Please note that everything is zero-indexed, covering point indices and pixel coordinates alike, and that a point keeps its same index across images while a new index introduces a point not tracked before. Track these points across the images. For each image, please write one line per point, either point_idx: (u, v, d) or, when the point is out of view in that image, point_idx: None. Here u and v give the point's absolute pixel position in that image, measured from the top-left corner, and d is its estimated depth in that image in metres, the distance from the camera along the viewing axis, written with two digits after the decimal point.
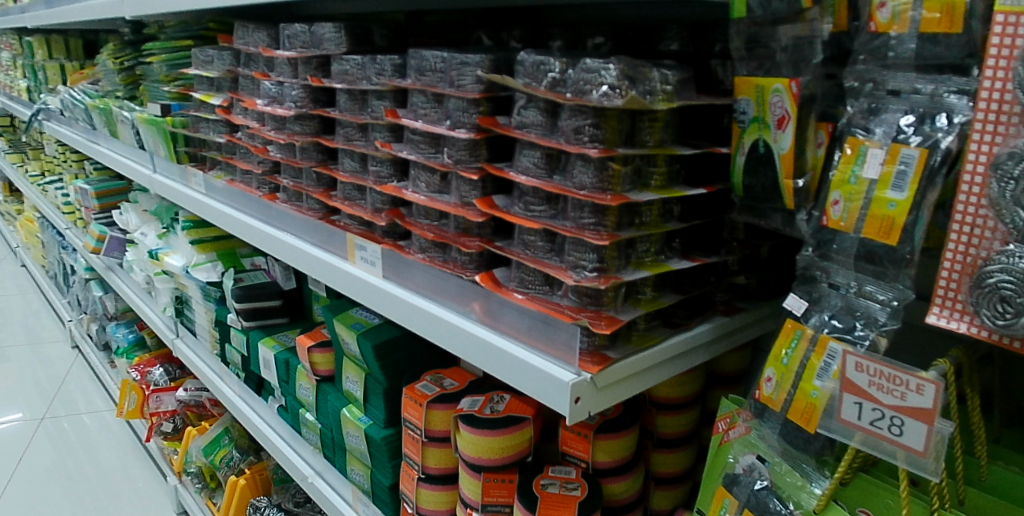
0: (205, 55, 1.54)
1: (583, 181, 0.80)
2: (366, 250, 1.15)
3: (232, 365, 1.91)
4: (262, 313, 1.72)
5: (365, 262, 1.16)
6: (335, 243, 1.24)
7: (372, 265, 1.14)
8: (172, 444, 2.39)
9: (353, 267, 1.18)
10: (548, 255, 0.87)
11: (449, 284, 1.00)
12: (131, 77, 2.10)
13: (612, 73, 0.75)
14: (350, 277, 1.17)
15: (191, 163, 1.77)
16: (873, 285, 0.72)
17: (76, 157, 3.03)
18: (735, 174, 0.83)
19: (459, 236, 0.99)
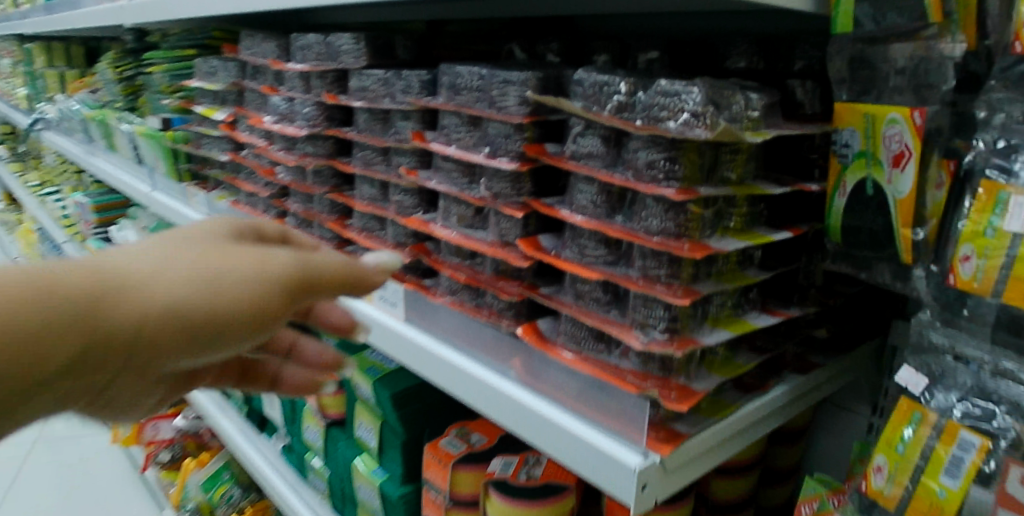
0: (209, 66, 1.42)
1: (654, 225, 0.68)
2: (387, 289, 1.04)
3: (234, 397, 1.78)
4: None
5: (386, 301, 1.05)
6: (351, 278, 1.12)
7: (394, 307, 1.03)
8: (170, 475, 2.25)
9: (372, 306, 1.08)
10: (606, 308, 0.75)
11: (486, 336, 0.90)
12: (131, 88, 1.99)
13: (695, 98, 0.62)
14: (368, 319, 1.06)
15: (192, 181, 1.65)
16: (1014, 362, 0.59)
17: (75, 169, 2.92)
18: (831, 216, 0.70)
19: (495, 279, 0.87)
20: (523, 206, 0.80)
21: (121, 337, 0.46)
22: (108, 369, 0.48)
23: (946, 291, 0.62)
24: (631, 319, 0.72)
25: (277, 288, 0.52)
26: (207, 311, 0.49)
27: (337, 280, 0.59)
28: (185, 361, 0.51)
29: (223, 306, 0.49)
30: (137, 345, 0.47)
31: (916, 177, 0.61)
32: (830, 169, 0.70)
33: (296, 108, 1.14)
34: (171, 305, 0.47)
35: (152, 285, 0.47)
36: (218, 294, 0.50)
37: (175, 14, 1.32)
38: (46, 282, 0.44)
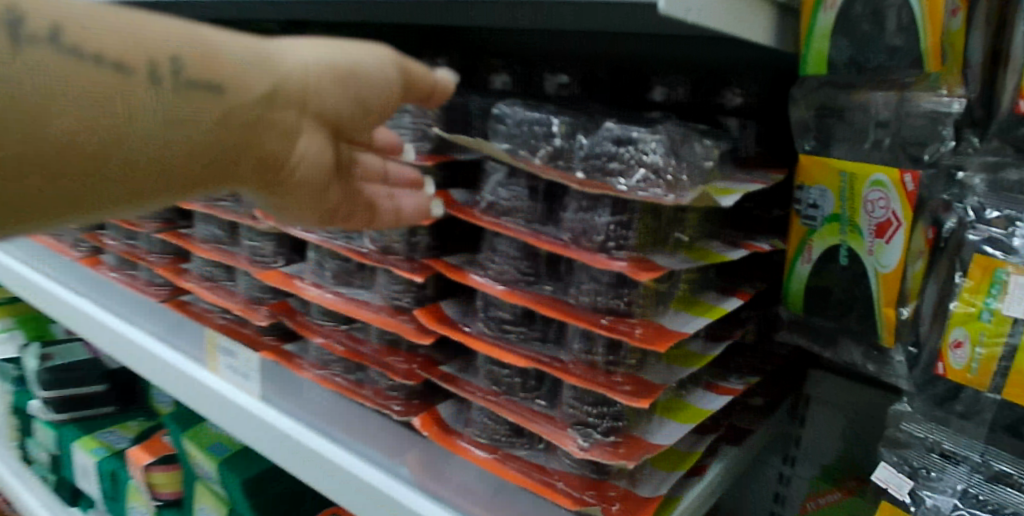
0: None
1: (597, 303, 0.54)
2: (236, 358, 0.79)
3: (37, 465, 1.43)
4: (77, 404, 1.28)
5: (233, 373, 0.80)
6: (190, 339, 0.88)
7: (245, 381, 0.79)
8: None
9: (216, 377, 0.82)
10: (533, 399, 0.60)
11: (371, 425, 0.70)
12: None
13: (657, 149, 0.49)
14: (210, 391, 0.82)
15: None
16: (1008, 462, 0.49)
17: None
18: (790, 284, 0.60)
19: (382, 353, 0.68)
20: (420, 266, 0.62)
21: (207, 146, 0.37)
22: (218, 165, 0.38)
23: (929, 380, 0.53)
24: (564, 414, 0.57)
25: (401, 69, 0.44)
26: (335, 102, 0.41)
27: (426, 93, 0.47)
28: (322, 153, 0.42)
29: (336, 107, 0.41)
30: (278, 139, 0.39)
31: (904, 250, 0.51)
32: (792, 230, 0.59)
33: None
34: (305, 99, 0.39)
35: (269, 104, 0.38)
36: (362, 103, 0.42)
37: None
38: (167, 35, 0.35)
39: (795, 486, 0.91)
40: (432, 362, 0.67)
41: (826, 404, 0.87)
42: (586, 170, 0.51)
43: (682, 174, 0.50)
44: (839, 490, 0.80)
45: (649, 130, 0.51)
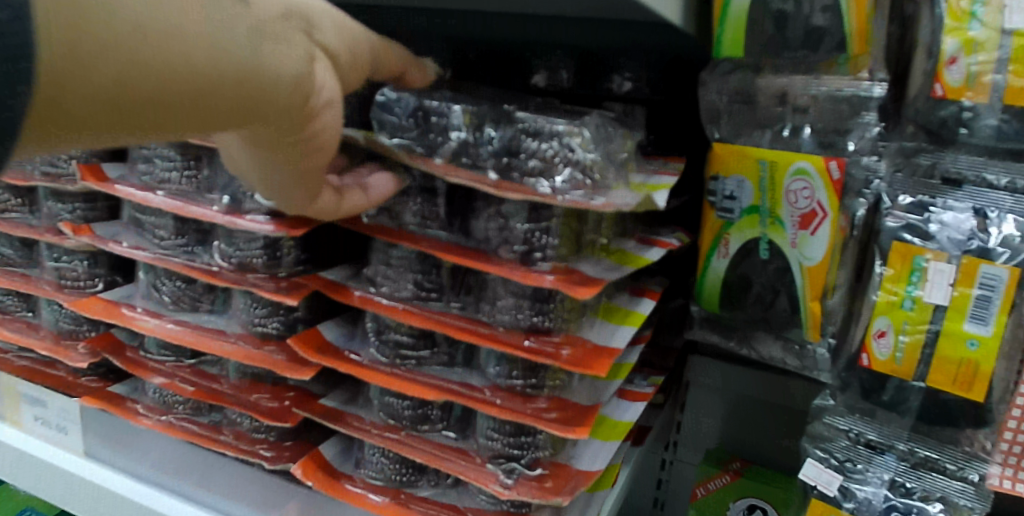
0: None
1: (515, 319, 0.45)
2: (49, 407, 0.54)
3: None
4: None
5: (43, 426, 0.54)
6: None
7: (58, 434, 0.54)
8: None
9: (13, 434, 0.55)
10: (439, 433, 0.49)
11: (212, 468, 0.51)
12: None
13: (583, 141, 0.42)
14: None
15: None
16: (931, 448, 0.51)
17: None
18: (709, 281, 0.55)
19: (242, 391, 0.51)
20: (278, 284, 0.48)
21: (253, 63, 0.32)
22: (260, 87, 0.33)
23: (851, 369, 0.52)
24: (480, 447, 0.47)
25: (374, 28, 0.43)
26: (341, 37, 0.38)
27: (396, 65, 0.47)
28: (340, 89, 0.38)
29: (344, 44, 0.38)
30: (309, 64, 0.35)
31: (830, 241, 0.49)
32: (705, 225, 0.55)
33: None
34: (324, 25, 0.37)
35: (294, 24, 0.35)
36: (357, 51, 0.40)
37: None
38: None
39: (680, 473, 0.76)
40: (311, 395, 0.51)
41: (709, 388, 0.72)
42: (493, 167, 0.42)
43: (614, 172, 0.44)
44: (728, 471, 0.67)
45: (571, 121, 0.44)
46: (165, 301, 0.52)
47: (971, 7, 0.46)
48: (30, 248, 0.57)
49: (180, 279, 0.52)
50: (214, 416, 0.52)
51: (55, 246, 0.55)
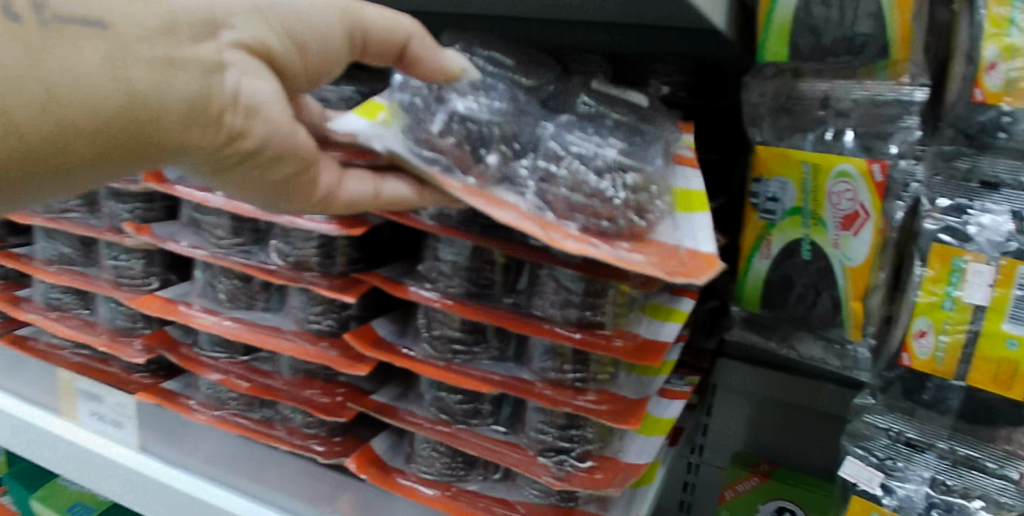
0: None
1: (567, 313, 0.46)
2: (105, 402, 0.54)
3: None
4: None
5: (98, 421, 0.55)
6: (21, 377, 0.59)
7: (116, 430, 0.54)
8: None
9: (69, 428, 0.56)
10: (489, 426, 0.49)
11: (267, 463, 0.51)
12: None
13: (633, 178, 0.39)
14: (43, 434, 0.56)
15: None
16: (973, 447, 0.51)
17: None
18: (750, 280, 0.57)
19: (294, 385, 0.51)
20: (332, 280, 0.49)
21: (136, 92, 0.31)
22: (143, 116, 0.31)
23: (893, 369, 0.53)
24: (529, 440, 0.48)
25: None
26: (273, 33, 0.34)
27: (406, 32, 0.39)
28: (277, 94, 0.35)
29: (281, 39, 0.34)
30: (215, 74, 0.33)
31: (872, 242, 0.50)
32: (747, 225, 0.56)
33: None
34: (233, 18, 0.33)
35: (189, 32, 0.32)
36: (304, 43, 0.35)
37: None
38: None
39: (706, 476, 0.73)
40: (361, 391, 0.51)
41: (737, 392, 0.70)
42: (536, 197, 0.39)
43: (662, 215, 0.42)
44: (756, 473, 0.66)
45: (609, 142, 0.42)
46: (221, 299, 0.53)
47: (1009, 13, 0.47)
48: (89, 247, 0.59)
49: (237, 276, 0.52)
50: (265, 411, 0.52)
51: (114, 245, 0.56)
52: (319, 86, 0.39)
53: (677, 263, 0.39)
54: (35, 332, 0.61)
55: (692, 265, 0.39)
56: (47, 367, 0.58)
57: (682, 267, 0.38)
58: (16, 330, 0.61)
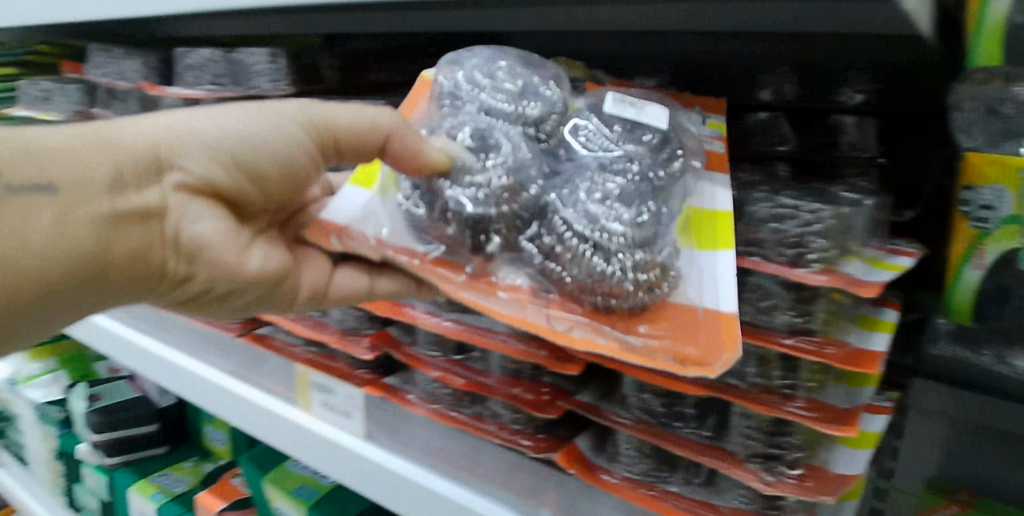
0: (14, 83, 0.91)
1: (782, 319, 0.47)
2: (336, 393, 0.60)
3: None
4: (127, 449, 0.97)
5: (329, 410, 0.61)
6: (263, 370, 0.68)
7: (345, 420, 0.60)
8: None
9: (305, 417, 0.63)
10: (694, 431, 0.50)
11: (484, 454, 0.55)
12: None
13: (635, 257, 0.41)
14: (285, 422, 0.63)
15: None
16: None
17: None
18: (958, 290, 0.57)
19: (504, 383, 0.54)
20: None
21: (92, 246, 0.45)
22: (117, 258, 0.46)
23: None
24: (736, 446, 0.49)
25: (284, 119, 0.49)
26: (209, 167, 0.48)
27: (386, 129, 0.46)
28: (215, 226, 0.49)
29: (223, 177, 0.48)
30: (158, 215, 0.47)
31: None
32: (955, 235, 0.56)
33: None
34: (177, 164, 0.47)
35: (141, 184, 0.46)
36: (241, 166, 0.49)
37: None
38: (31, 157, 0.43)
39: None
40: (563, 391, 0.54)
41: (932, 414, 0.64)
42: (545, 275, 0.44)
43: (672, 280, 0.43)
44: (955, 502, 0.63)
45: (614, 205, 0.42)
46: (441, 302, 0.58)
47: None
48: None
49: None
50: (476, 406, 0.56)
51: None
52: (275, 197, 0.52)
53: (690, 343, 0.42)
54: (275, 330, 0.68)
55: (707, 346, 0.41)
56: (285, 362, 0.65)
57: (693, 353, 0.41)
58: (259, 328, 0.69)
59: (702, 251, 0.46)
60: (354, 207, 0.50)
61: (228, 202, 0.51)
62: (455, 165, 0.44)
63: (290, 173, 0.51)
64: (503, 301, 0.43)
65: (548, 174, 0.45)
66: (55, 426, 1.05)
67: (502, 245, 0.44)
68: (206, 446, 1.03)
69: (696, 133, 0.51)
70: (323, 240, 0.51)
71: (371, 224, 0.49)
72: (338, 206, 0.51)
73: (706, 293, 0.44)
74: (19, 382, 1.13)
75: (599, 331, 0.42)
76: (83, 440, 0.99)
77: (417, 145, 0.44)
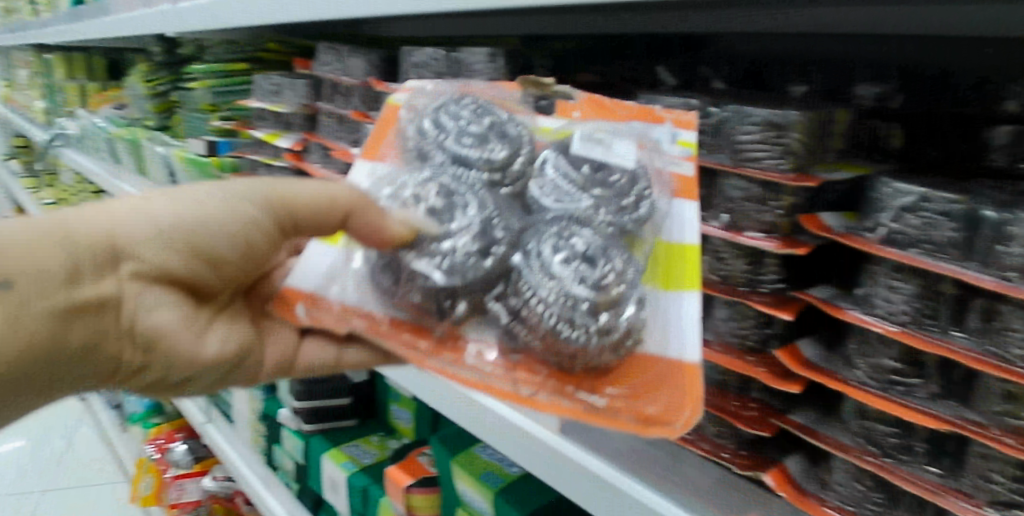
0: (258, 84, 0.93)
1: None
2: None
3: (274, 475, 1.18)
4: (322, 418, 1.05)
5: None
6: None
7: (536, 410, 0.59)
8: None
9: (492, 401, 0.63)
10: (927, 468, 0.45)
11: (686, 464, 0.55)
12: (164, 104, 1.41)
13: (596, 320, 0.44)
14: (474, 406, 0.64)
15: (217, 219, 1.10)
16: None
17: (48, 179, 2.42)
18: None
19: (713, 395, 0.55)
20: (771, 299, 0.51)
21: (57, 340, 0.47)
22: (60, 349, 0.48)
23: None
24: (974, 488, 0.43)
25: (240, 201, 0.52)
26: (157, 255, 0.50)
27: (343, 208, 0.49)
28: (170, 312, 0.53)
29: (174, 263, 0.51)
30: (112, 304, 0.50)
31: None
32: None
33: (352, 136, 0.77)
34: (129, 250, 0.50)
35: (97, 272, 0.48)
36: (190, 247, 0.51)
37: (167, 23, 0.87)
38: (9, 249, 0.44)
39: None
40: (775, 408, 0.53)
41: None
42: (515, 339, 0.47)
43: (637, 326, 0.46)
44: None
45: (573, 263, 0.45)
46: None
47: None
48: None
49: None
50: None
51: None
52: (215, 277, 0.55)
53: (656, 395, 0.46)
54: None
55: (672, 406, 0.45)
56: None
57: (653, 411, 0.45)
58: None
59: (664, 291, 0.49)
60: (318, 272, 0.56)
61: (185, 283, 0.54)
62: (424, 234, 0.47)
63: (247, 250, 0.54)
64: (472, 367, 0.47)
65: (504, 220, 0.48)
66: (264, 391, 1.16)
67: (473, 309, 0.48)
68: (391, 424, 1.08)
69: (665, 156, 0.53)
70: (291, 312, 0.57)
71: (345, 291, 0.54)
72: (306, 270, 0.57)
73: (672, 344, 0.47)
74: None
75: (565, 393, 0.46)
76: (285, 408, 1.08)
77: (380, 223, 0.47)
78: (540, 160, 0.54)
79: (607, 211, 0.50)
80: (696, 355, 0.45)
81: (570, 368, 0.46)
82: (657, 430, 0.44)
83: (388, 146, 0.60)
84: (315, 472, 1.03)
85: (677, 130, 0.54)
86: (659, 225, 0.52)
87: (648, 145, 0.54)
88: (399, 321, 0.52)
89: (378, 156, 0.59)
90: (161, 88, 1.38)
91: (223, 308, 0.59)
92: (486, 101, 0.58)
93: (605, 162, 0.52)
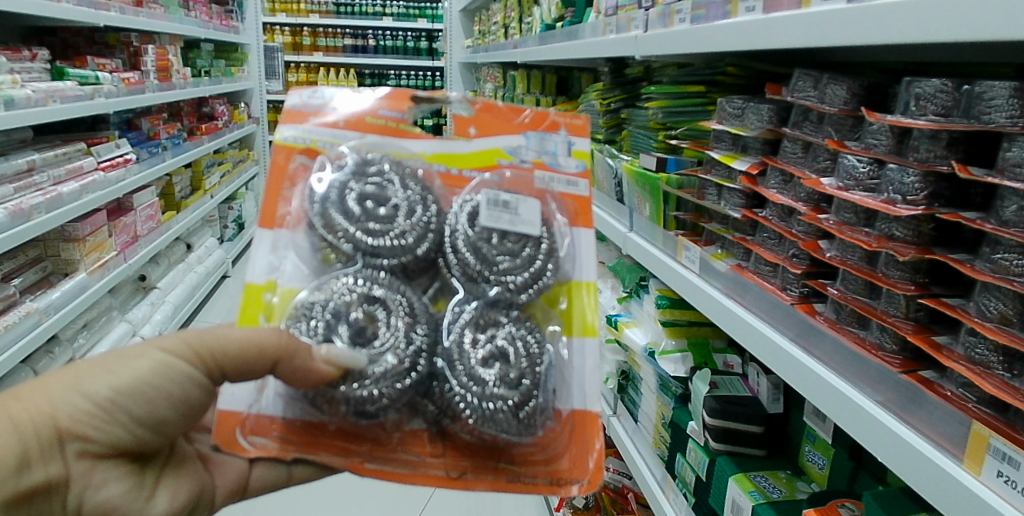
0: (723, 105, 0.92)
1: None
2: None
3: (678, 482, 1.05)
4: (733, 439, 0.94)
5: (1009, 486, 0.48)
6: (917, 416, 0.57)
7: None
8: None
9: (972, 481, 0.51)
10: None
11: None
12: (612, 121, 1.48)
13: (507, 408, 0.57)
14: (942, 479, 0.52)
15: (678, 232, 1.04)
16: None
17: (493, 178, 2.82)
18: None
19: None
20: None
21: None
22: None
23: None
24: None
25: (178, 359, 0.61)
26: (101, 434, 0.60)
27: (273, 356, 0.57)
28: (119, 485, 0.62)
29: (112, 437, 0.60)
30: (61, 485, 0.59)
31: None
32: None
33: (817, 163, 0.76)
34: (73, 437, 0.59)
35: (42, 460, 0.58)
36: (135, 421, 0.60)
37: (648, 47, 0.97)
38: None
39: None
40: None
41: None
42: (439, 426, 0.61)
43: (547, 412, 0.61)
44: None
45: (494, 363, 0.59)
46: None
47: None
48: None
49: None
50: None
51: None
52: (162, 435, 0.63)
53: (552, 449, 0.64)
54: (941, 378, 0.59)
55: (579, 464, 0.65)
56: (951, 413, 0.54)
57: (566, 469, 0.65)
58: (919, 372, 0.61)
59: (575, 335, 0.68)
60: (244, 396, 0.63)
61: (134, 450, 0.63)
62: (353, 370, 0.57)
63: (188, 405, 0.63)
64: (408, 461, 0.63)
65: (423, 323, 0.60)
66: (673, 399, 1.09)
67: (405, 413, 0.60)
68: (798, 465, 0.93)
69: (461, 227, 0.64)
70: (230, 441, 0.63)
71: (267, 403, 0.63)
72: (226, 398, 0.63)
73: (577, 401, 0.66)
74: (656, 352, 1.11)
75: (484, 470, 0.63)
76: (694, 420, 1.00)
77: (309, 367, 0.55)
78: (450, 229, 0.64)
79: (509, 289, 0.63)
80: (599, 408, 0.67)
81: (481, 455, 0.62)
82: (566, 488, 0.64)
83: (282, 205, 0.68)
84: (716, 494, 0.92)
85: (572, 141, 0.74)
86: (565, 275, 0.68)
87: (549, 158, 0.73)
88: (310, 428, 0.62)
89: (279, 223, 0.67)
90: (613, 105, 1.46)
91: (169, 464, 0.67)
92: (391, 172, 0.66)
93: (511, 229, 0.65)
